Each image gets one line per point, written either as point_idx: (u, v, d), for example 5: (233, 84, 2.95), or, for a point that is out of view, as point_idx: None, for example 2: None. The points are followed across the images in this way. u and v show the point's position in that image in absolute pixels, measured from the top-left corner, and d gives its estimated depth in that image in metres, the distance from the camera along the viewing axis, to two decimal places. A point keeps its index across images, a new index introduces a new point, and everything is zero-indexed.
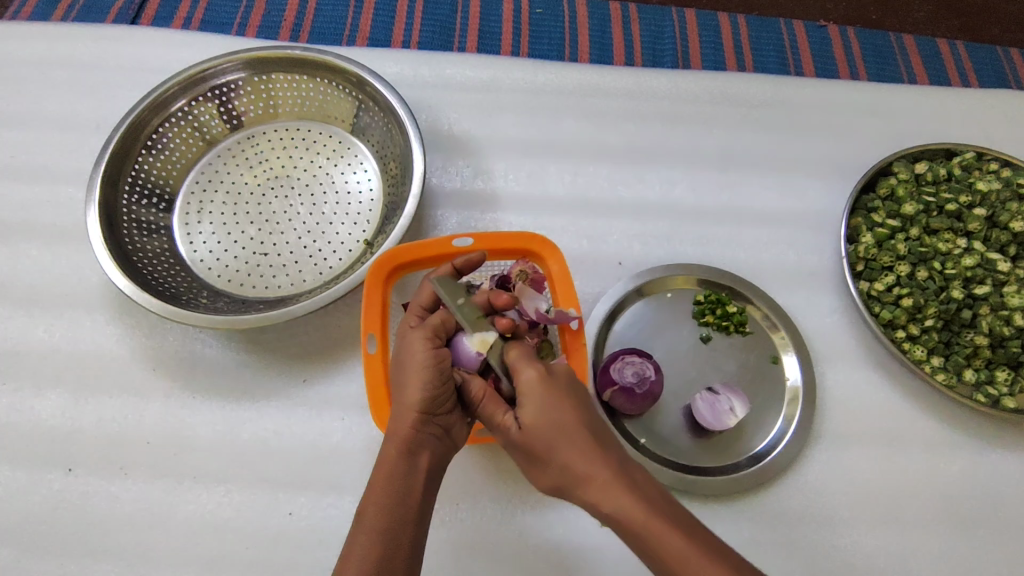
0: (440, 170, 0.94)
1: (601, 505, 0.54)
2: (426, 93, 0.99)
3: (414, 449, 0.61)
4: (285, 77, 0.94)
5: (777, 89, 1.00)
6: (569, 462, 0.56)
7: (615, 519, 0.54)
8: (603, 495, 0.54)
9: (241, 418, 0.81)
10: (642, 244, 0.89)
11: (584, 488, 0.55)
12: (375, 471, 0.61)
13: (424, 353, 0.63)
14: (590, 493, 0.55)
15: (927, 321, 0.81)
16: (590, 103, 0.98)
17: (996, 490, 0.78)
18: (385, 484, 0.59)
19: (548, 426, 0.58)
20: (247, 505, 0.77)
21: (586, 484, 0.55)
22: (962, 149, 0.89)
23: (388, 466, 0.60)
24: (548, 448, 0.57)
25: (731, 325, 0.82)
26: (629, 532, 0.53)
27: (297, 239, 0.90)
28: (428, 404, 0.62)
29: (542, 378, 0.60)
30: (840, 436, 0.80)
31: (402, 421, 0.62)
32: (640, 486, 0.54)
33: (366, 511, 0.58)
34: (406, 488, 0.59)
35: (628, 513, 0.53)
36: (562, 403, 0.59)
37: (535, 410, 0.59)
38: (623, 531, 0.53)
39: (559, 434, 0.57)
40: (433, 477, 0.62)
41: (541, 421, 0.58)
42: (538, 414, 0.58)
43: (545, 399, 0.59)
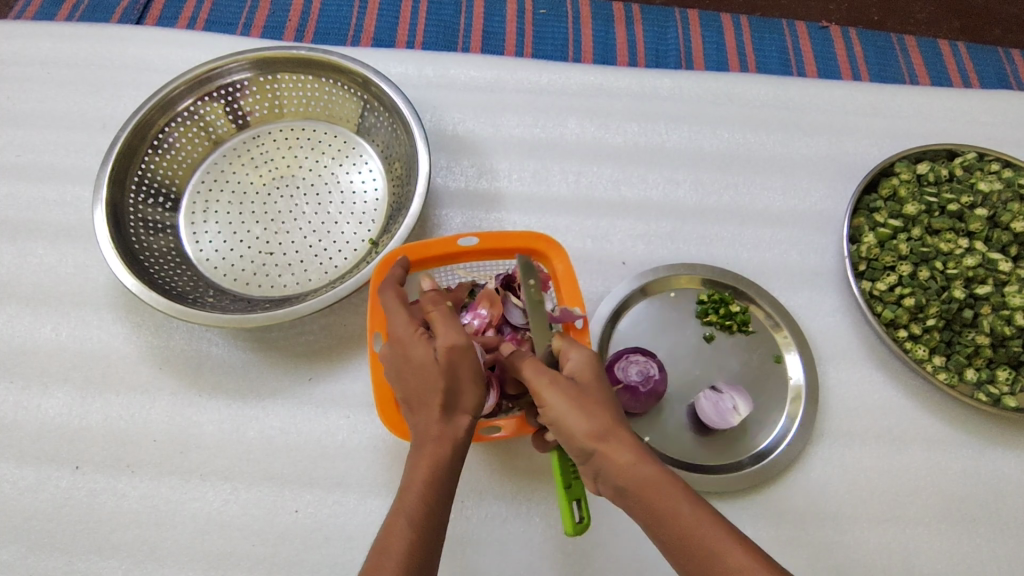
0: (444, 170, 0.94)
1: (636, 468, 0.54)
2: (431, 92, 1.00)
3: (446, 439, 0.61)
4: (290, 77, 0.94)
5: (779, 90, 1.00)
6: (613, 424, 0.57)
7: (646, 487, 0.54)
8: (642, 461, 0.55)
9: (247, 417, 0.81)
10: (645, 243, 0.90)
11: (621, 450, 0.55)
12: (415, 462, 0.61)
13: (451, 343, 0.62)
14: (627, 456, 0.55)
15: (929, 321, 0.81)
16: (594, 103, 0.99)
17: (997, 488, 0.79)
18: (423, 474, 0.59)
19: (596, 390, 0.59)
20: (253, 503, 0.77)
21: (623, 447, 0.56)
22: (964, 150, 0.91)
23: (431, 458, 0.60)
24: (594, 406, 0.57)
25: (734, 324, 0.82)
26: (657, 502, 0.54)
27: (302, 239, 0.90)
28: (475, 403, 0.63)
29: (592, 357, 0.61)
30: (843, 435, 0.80)
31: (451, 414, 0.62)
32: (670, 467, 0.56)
33: (408, 498, 0.58)
34: (449, 482, 0.60)
35: (664, 480, 0.54)
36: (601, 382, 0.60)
37: (585, 374, 0.60)
38: (649, 501, 0.54)
39: (605, 400, 0.58)
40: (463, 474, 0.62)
41: (592, 384, 0.59)
42: (588, 377, 0.60)
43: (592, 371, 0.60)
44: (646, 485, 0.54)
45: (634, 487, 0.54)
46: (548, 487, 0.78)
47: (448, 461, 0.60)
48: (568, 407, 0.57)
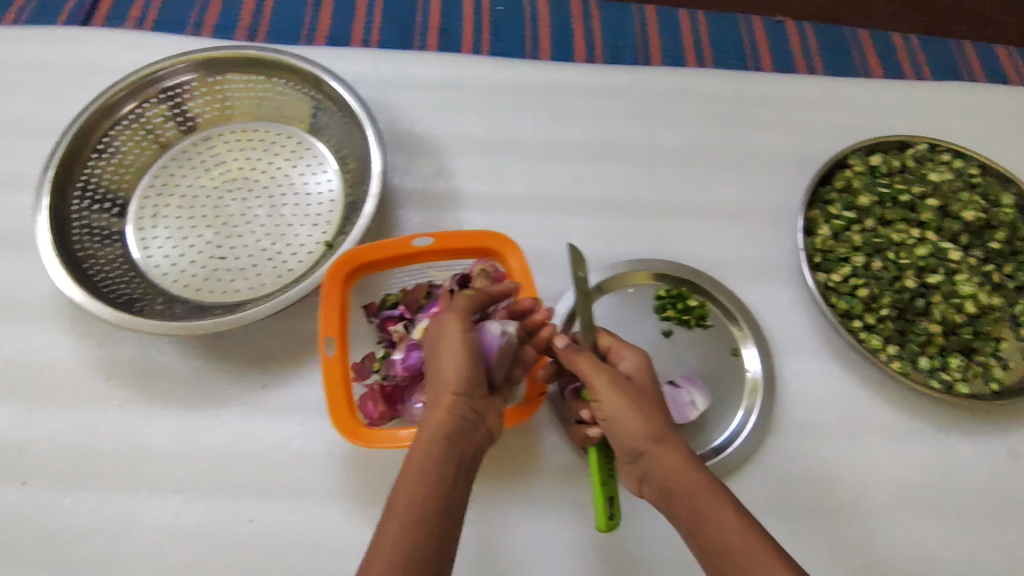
0: (400, 170, 0.93)
1: (676, 470, 0.60)
2: (386, 91, 0.98)
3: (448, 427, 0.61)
4: (240, 78, 0.92)
5: (735, 84, 1.00)
6: (660, 430, 0.62)
7: (686, 485, 0.59)
8: (683, 464, 0.60)
9: (200, 426, 0.79)
10: (604, 240, 0.89)
11: (665, 454, 0.61)
12: (412, 451, 0.60)
13: (456, 340, 0.64)
14: (669, 460, 0.60)
15: (882, 311, 0.82)
16: (551, 100, 0.98)
17: (949, 475, 0.80)
18: (422, 467, 0.58)
19: (644, 396, 0.64)
20: (206, 515, 0.75)
21: (667, 450, 0.61)
22: (915, 142, 0.92)
23: (426, 446, 0.60)
24: (638, 411, 0.62)
25: (691, 319, 0.83)
26: (695, 499, 0.58)
27: (255, 243, 0.88)
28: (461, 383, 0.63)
29: (645, 363, 0.67)
30: (801, 426, 0.81)
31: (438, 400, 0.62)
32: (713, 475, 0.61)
33: (401, 491, 0.57)
34: (444, 470, 0.59)
35: (701, 483, 0.59)
36: (653, 391, 0.66)
37: (634, 382, 0.66)
38: (686, 496, 0.59)
39: (650, 406, 0.63)
40: (466, 466, 0.61)
41: (637, 391, 0.64)
42: (643, 384, 0.65)
43: (643, 380, 0.66)
44: (687, 485, 0.59)
45: (674, 485, 0.60)
46: (508, 489, 0.77)
47: (443, 448, 0.60)
48: (621, 407, 0.62)
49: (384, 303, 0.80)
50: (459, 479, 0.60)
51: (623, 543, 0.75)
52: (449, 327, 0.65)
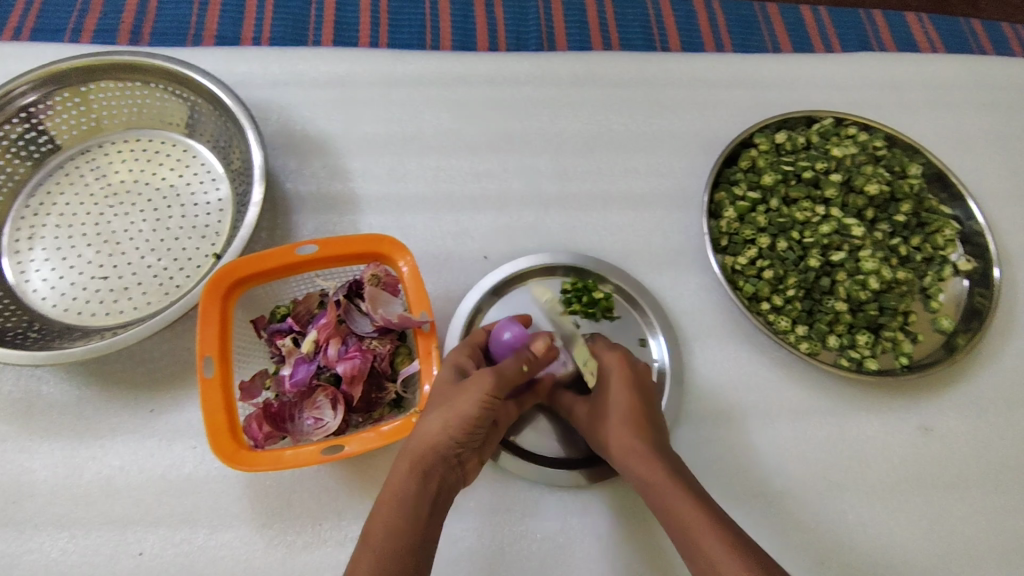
0: (293, 174, 0.88)
1: (636, 465, 0.65)
2: (278, 91, 0.94)
3: (427, 471, 0.59)
4: (115, 86, 0.87)
5: (641, 67, 0.98)
6: (619, 430, 0.68)
7: (645, 478, 0.64)
8: (642, 456, 0.65)
9: (84, 457, 0.75)
10: (507, 236, 0.87)
11: (626, 450, 0.66)
12: (388, 480, 0.59)
13: (478, 401, 0.61)
14: (635, 457, 0.66)
15: (789, 292, 0.81)
16: (451, 92, 0.94)
17: (861, 453, 0.80)
18: (397, 505, 0.57)
19: (614, 402, 0.69)
20: (92, 550, 0.72)
21: (627, 446, 0.66)
22: (821, 116, 0.89)
23: (400, 479, 0.59)
24: (603, 420, 0.69)
25: (597, 312, 0.80)
26: (653, 488, 0.63)
27: (140, 259, 0.84)
28: (460, 433, 0.61)
29: (621, 363, 0.71)
30: (711, 414, 0.79)
31: (423, 439, 0.60)
32: (675, 462, 0.65)
33: (374, 523, 0.57)
34: (423, 506, 0.58)
35: (659, 473, 0.64)
36: (632, 393, 0.70)
37: (606, 388, 0.71)
38: (647, 489, 0.64)
39: (622, 410, 0.69)
40: (439, 503, 0.60)
41: (609, 397, 0.70)
42: (609, 391, 0.70)
43: (621, 382, 0.70)
44: (645, 477, 0.64)
45: (636, 480, 0.65)
46: None
47: (423, 480, 0.58)
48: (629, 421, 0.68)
49: (273, 317, 0.75)
50: (433, 525, 0.59)
51: (532, 547, 0.73)
52: (475, 389, 0.62)
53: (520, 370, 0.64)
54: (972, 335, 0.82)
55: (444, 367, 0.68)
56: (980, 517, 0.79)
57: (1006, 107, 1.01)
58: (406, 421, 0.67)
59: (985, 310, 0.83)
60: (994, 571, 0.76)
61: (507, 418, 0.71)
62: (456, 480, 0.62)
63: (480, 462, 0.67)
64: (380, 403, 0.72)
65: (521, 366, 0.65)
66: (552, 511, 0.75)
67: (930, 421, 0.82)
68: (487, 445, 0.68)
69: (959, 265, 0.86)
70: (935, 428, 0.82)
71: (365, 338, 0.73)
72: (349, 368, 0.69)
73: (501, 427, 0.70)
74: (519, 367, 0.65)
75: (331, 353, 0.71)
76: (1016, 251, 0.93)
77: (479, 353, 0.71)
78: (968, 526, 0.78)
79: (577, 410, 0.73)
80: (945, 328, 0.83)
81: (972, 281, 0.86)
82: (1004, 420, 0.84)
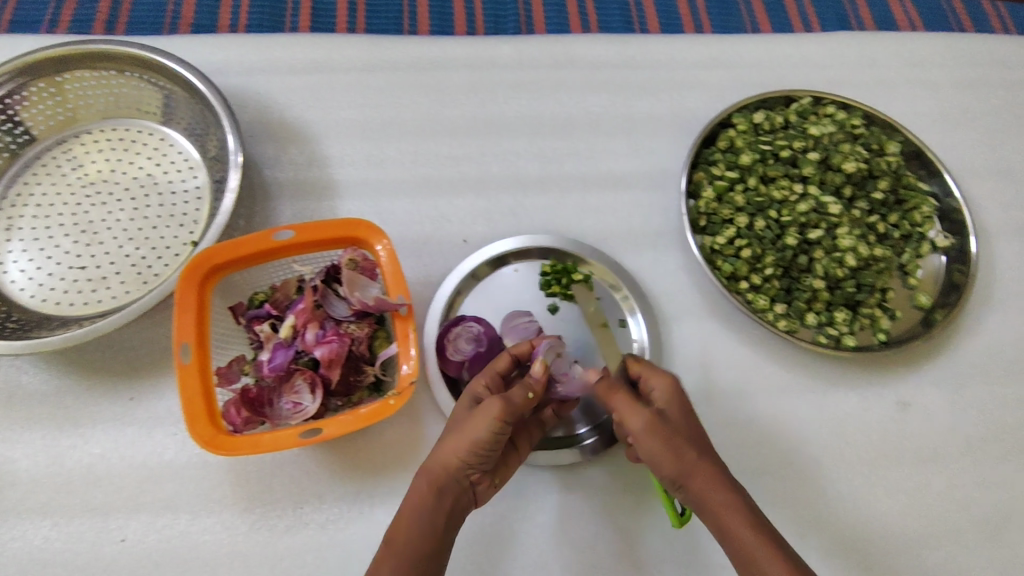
0: (272, 161, 0.88)
1: (714, 493, 0.58)
2: (255, 79, 0.93)
3: (443, 488, 0.60)
4: (91, 75, 0.87)
5: (620, 50, 0.98)
6: (697, 456, 0.59)
7: (722, 508, 0.58)
8: (720, 486, 0.59)
9: (65, 446, 0.75)
10: (487, 220, 0.87)
11: (704, 478, 0.59)
12: (406, 501, 0.61)
13: (489, 427, 0.60)
14: (704, 483, 0.59)
15: (767, 271, 0.81)
16: (429, 77, 0.94)
17: (840, 429, 0.81)
18: (413, 517, 0.60)
19: (679, 423, 0.61)
20: (75, 537, 0.72)
21: (705, 474, 0.59)
22: (799, 95, 0.90)
23: (417, 500, 0.60)
24: (667, 438, 0.60)
25: (577, 294, 0.79)
26: (732, 522, 0.57)
27: (118, 248, 0.84)
28: (472, 458, 0.61)
29: (678, 385, 0.64)
30: (690, 393, 0.80)
31: (439, 463, 0.61)
32: (746, 490, 0.60)
33: (393, 542, 0.59)
34: (438, 528, 0.59)
35: (738, 503, 0.58)
36: (691, 412, 0.63)
37: (673, 408, 0.62)
38: (725, 521, 0.58)
39: (689, 431, 0.61)
40: (454, 525, 0.61)
41: (677, 417, 0.62)
42: (676, 412, 0.62)
43: (683, 403, 0.63)
44: (722, 507, 0.58)
45: (712, 509, 0.58)
46: (391, 483, 0.75)
47: (438, 501, 0.60)
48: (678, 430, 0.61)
49: (251, 303, 0.75)
50: (445, 542, 0.60)
51: (514, 526, 0.74)
52: (486, 414, 0.61)
53: (526, 397, 0.64)
54: (949, 310, 0.82)
55: (463, 396, 0.67)
56: (958, 490, 0.80)
57: (984, 84, 1.02)
58: (384, 403, 0.67)
59: (962, 285, 0.83)
60: (972, 543, 0.77)
61: (523, 447, 0.70)
62: (470, 500, 0.63)
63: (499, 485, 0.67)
64: (358, 386, 0.72)
65: (527, 394, 0.64)
66: (533, 491, 0.75)
67: (909, 396, 0.83)
68: (504, 470, 0.67)
69: (937, 242, 0.86)
70: (914, 403, 0.83)
71: (343, 323, 0.73)
72: (326, 352, 0.69)
73: (519, 452, 0.69)
74: (525, 395, 0.64)
75: (309, 337, 0.71)
76: (993, 227, 0.93)
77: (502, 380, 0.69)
78: (946, 499, 0.79)
79: (603, 381, 0.63)
80: (923, 305, 0.83)
81: (950, 258, 0.86)
82: (982, 395, 0.84)
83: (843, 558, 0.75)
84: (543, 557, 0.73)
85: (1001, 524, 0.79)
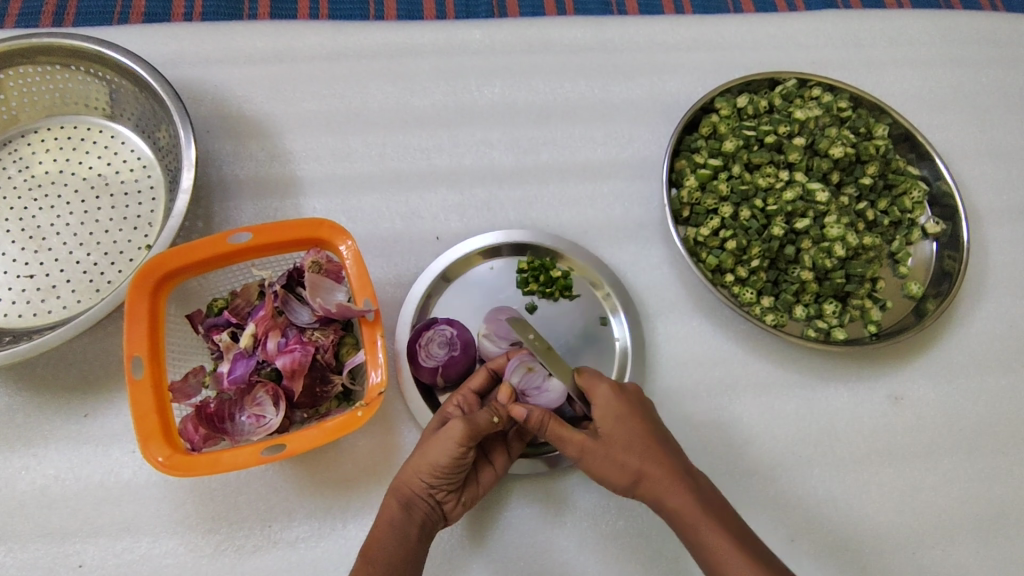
0: (230, 157, 0.83)
1: (665, 496, 0.60)
2: (211, 70, 0.87)
3: (408, 504, 0.60)
4: (33, 70, 0.80)
5: (598, 33, 0.93)
6: (642, 463, 0.60)
7: (676, 510, 0.59)
8: (670, 490, 0.59)
9: (16, 467, 0.71)
10: (460, 215, 0.83)
11: (653, 483, 0.60)
12: (377, 517, 0.60)
13: (449, 450, 0.58)
14: (652, 489, 0.60)
15: (753, 262, 0.77)
16: (397, 65, 0.89)
17: (831, 425, 0.78)
18: (382, 532, 0.58)
19: (619, 435, 0.61)
20: (30, 564, 0.68)
21: (653, 480, 0.60)
22: (784, 77, 0.84)
23: (385, 516, 0.59)
24: (613, 452, 0.61)
25: (555, 291, 0.76)
26: (690, 522, 0.58)
27: (68, 254, 0.78)
28: (433, 477, 0.59)
29: (618, 393, 0.63)
30: (675, 393, 0.77)
31: (402, 480, 0.60)
32: (702, 485, 0.61)
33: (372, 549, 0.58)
34: (409, 542, 0.58)
35: (692, 503, 0.59)
36: (636, 417, 0.62)
37: (613, 420, 0.62)
38: (681, 521, 0.59)
39: (632, 442, 0.61)
40: (423, 542, 0.60)
41: (616, 429, 0.61)
42: (616, 423, 0.61)
43: (625, 410, 0.62)
44: (676, 509, 0.59)
45: (666, 512, 0.60)
46: (364, 496, 0.71)
47: (403, 518, 0.59)
48: (625, 439, 0.61)
49: (210, 310, 0.70)
50: (416, 559, 0.59)
51: (494, 538, 0.71)
52: (447, 438, 0.58)
53: (492, 421, 0.59)
54: (941, 300, 0.79)
55: (434, 416, 0.65)
56: (952, 486, 0.77)
57: (975, 63, 0.98)
58: (351, 415, 0.63)
59: (954, 272, 0.80)
60: (966, 540, 0.75)
61: (500, 463, 0.67)
62: (438, 518, 0.62)
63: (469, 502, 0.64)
64: (326, 397, 0.68)
65: (491, 418, 0.60)
66: (514, 501, 0.72)
67: (901, 390, 0.80)
68: (475, 488, 0.65)
69: (927, 228, 0.83)
70: (906, 397, 0.80)
71: (307, 330, 0.69)
72: (288, 362, 0.65)
73: (493, 467, 0.67)
74: (491, 419, 0.60)
75: (270, 347, 0.67)
76: (985, 212, 0.90)
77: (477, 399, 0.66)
78: (940, 496, 0.77)
79: (533, 414, 0.60)
80: (914, 294, 0.80)
81: (941, 244, 0.83)
82: (976, 386, 0.82)
83: (836, 560, 0.72)
84: (525, 569, 0.70)
85: (995, 519, 0.77)
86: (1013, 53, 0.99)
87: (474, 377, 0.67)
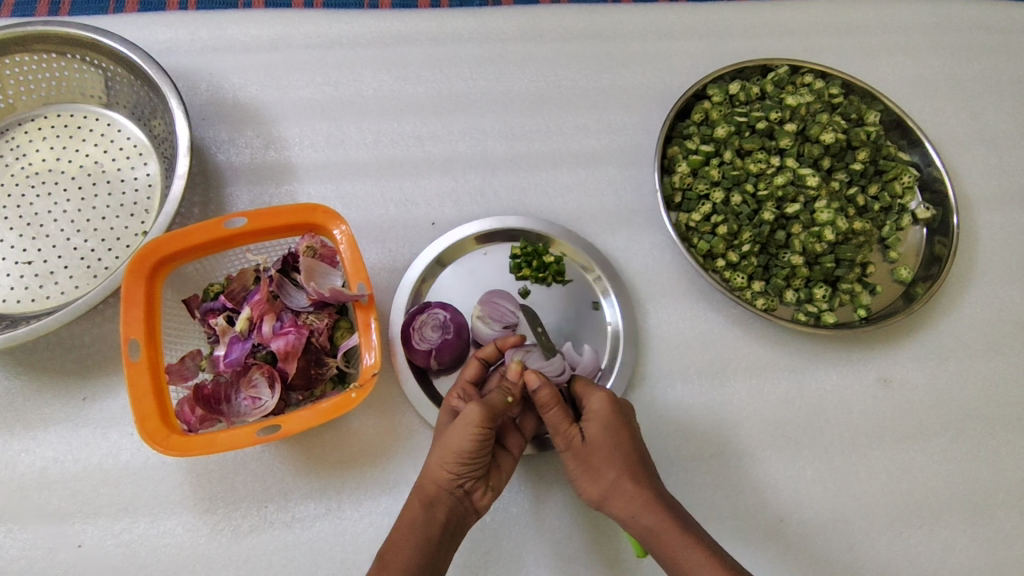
0: (226, 144, 0.84)
1: (638, 514, 0.59)
2: (206, 58, 0.88)
3: (432, 502, 0.59)
4: (29, 58, 0.81)
5: (592, 20, 0.93)
6: (617, 477, 0.61)
7: (650, 530, 0.58)
8: (644, 507, 0.59)
9: (17, 449, 0.72)
10: (454, 202, 0.83)
11: (627, 501, 0.60)
12: (398, 519, 0.60)
13: (469, 433, 0.58)
14: (626, 505, 0.60)
15: (744, 247, 0.78)
16: (392, 52, 0.90)
17: (822, 408, 0.79)
18: (405, 534, 0.58)
19: (603, 444, 0.62)
20: (31, 544, 0.69)
21: (627, 496, 0.60)
22: (776, 64, 0.84)
23: (407, 516, 0.59)
24: (595, 462, 0.62)
25: (548, 275, 0.76)
26: (661, 543, 0.58)
27: (65, 240, 0.79)
28: (455, 468, 0.59)
29: (611, 400, 0.64)
30: (667, 376, 0.78)
31: (426, 477, 0.60)
32: (678, 507, 0.60)
33: (392, 553, 0.57)
34: (436, 541, 0.58)
35: (666, 524, 0.58)
36: (623, 430, 0.63)
37: (598, 427, 0.63)
38: (653, 542, 0.58)
39: (612, 453, 0.62)
40: (451, 537, 0.60)
41: (601, 436, 0.62)
42: (601, 430, 0.62)
43: (615, 420, 0.63)
44: (649, 529, 0.58)
45: (637, 531, 0.60)
46: (360, 478, 0.72)
47: (428, 516, 0.59)
48: (606, 447, 0.62)
49: (206, 295, 0.71)
50: (443, 555, 0.58)
51: (487, 520, 0.72)
52: (466, 423, 0.59)
53: (506, 402, 0.62)
54: (930, 283, 0.79)
55: (441, 410, 0.66)
56: (940, 468, 0.78)
57: (966, 50, 0.99)
58: (345, 397, 0.63)
59: (943, 257, 0.80)
60: (953, 522, 0.76)
61: (514, 447, 0.67)
62: (468, 510, 0.62)
63: (497, 492, 0.64)
64: (321, 379, 0.69)
65: (505, 398, 0.62)
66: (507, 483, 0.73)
67: (890, 372, 0.81)
68: (499, 473, 0.64)
69: (917, 214, 0.83)
70: (895, 379, 0.81)
71: (302, 313, 0.69)
72: (282, 345, 0.66)
73: (510, 453, 0.67)
74: (504, 399, 0.62)
75: (265, 330, 0.67)
76: (976, 199, 0.91)
77: (474, 389, 0.67)
78: (928, 477, 0.78)
79: (543, 389, 0.61)
80: (904, 278, 0.81)
81: (931, 230, 0.84)
82: (964, 369, 0.83)
83: (824, 540, 0.74)
84: (517, 549, 0.71)
85: (982, 499, 0.78)
86: (1006, 40, 1.00)
87: (467, 369, 0.68)
